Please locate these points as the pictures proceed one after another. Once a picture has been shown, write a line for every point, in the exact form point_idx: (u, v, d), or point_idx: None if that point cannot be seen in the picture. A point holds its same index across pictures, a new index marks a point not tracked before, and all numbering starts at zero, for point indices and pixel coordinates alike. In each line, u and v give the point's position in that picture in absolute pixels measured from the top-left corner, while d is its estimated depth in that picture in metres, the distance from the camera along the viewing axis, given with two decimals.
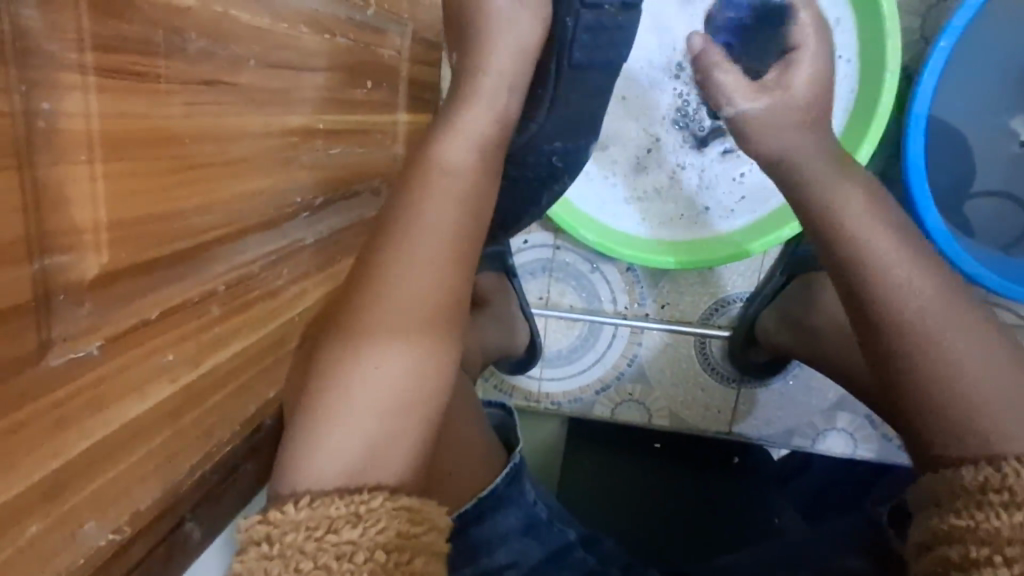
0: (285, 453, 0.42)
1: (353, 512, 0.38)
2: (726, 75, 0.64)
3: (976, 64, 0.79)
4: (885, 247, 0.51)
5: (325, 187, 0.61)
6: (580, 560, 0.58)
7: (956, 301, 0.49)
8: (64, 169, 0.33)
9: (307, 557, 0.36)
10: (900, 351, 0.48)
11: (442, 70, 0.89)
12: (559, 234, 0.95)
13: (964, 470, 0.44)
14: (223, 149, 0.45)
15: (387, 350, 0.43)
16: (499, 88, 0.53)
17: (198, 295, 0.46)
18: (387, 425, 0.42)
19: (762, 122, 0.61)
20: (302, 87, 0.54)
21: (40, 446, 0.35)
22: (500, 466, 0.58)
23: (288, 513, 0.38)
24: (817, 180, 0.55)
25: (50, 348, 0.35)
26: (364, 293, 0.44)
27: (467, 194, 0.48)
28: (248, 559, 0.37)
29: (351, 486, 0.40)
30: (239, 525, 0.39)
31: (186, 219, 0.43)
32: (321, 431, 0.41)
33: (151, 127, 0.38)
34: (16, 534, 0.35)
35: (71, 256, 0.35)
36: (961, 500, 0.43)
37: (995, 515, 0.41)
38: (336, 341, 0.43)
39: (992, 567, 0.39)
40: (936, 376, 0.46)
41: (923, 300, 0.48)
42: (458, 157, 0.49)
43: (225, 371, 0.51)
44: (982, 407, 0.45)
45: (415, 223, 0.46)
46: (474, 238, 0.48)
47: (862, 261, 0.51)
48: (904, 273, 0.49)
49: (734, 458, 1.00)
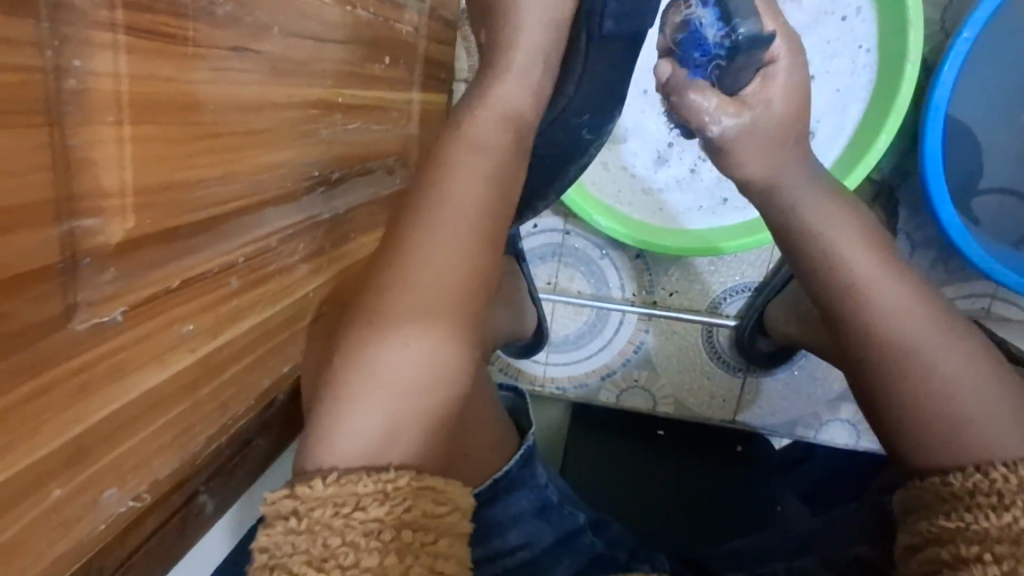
0: (310, 430, 0.41)
1: (380, 490, 0.38)
2: (692, 98, 0.56)
3: (996, 57, 0.78)
4: (865, 260, 0.51)
5: (341, 163, 0.60)
6: (589, 544, 0.58)
7: (938, 311, 0.49)
8: (91, 129, 0.33)
9: (334, 532, 0.36)
10: (888, 360, 0.49)
11: (458, 50, 0.87)
12: (569, 220, 0.94)
13: (951, 476, 0.44)
14: (247, 120, 0.45)
15: (414, 330, 0.42)
16: (533, 64, 0.54)
17: (218, 266, 0.45)
18: (413, 406, 0.41)
19: (740, 138, 0.56)
20: (323, 59, 0.53)
21: (65, 409, 0.35)
22: (513, 448, 0.58)
23: (316, 489, 0.37)
24: (804, 188, 0.55)
25: (75, 312, 0.35)
26: (392, 271, 0.44)
27: (495, 172, 0.49)
28: (274, 534, 0.37)
29: (377, 465, 0.39)
30: (265, 498, 0.38)
31: (208, 188, 0.42)
32: (347, 409, 0.41)
33: (177, 92, 0.38)
34: (40, 498, 0.35)
35: (97, 219, 0.35)
36: (949, 503, 0.44)
37: (984, 516, 0.42)
38: (362, 318, 0.43)
39: (981, 564, 0.40)
40: (930, 383, 0.47)
41: (908, 312, 0.49)
42: (487, 133, 0.50)
43: (242, 345, 0.51)
44: (974, 413, 0.46)
45: (441, 201, 0.46)
46: (501, 214, 0.48)
47: (848, 273, 0.51)
48: (887, 286, 0.50)
49: (737, 448, 0.98)
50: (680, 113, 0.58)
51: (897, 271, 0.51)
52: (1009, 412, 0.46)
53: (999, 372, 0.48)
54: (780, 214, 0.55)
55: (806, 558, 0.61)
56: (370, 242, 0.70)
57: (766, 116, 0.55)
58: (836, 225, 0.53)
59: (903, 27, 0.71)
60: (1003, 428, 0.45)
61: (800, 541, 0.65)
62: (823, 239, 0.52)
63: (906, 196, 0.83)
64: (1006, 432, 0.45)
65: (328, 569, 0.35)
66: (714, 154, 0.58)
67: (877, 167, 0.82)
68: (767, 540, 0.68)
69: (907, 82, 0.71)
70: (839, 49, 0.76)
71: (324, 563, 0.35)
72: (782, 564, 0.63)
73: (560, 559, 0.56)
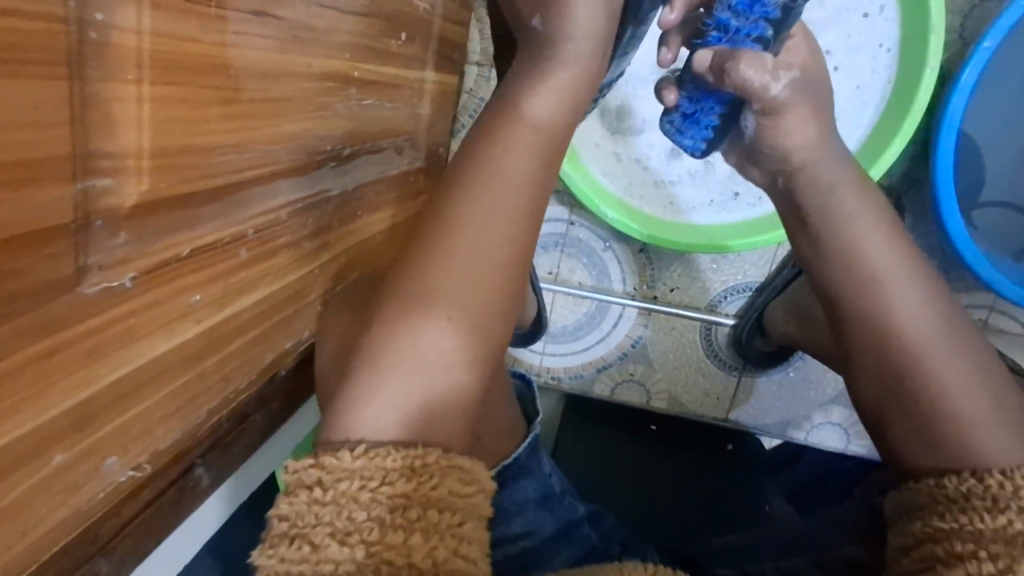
0: (339, 400, 0.41)
1: (407, 465, 0.38)
2: (750, 61, 0.55)
3: (1012, 69, 0.78)
4: (891, 258, 0.52)
5: (353, 138, 0.59)
6: (584, 536, 0.58)
7: (957, 318, 0.50)
8: (112, 86, 0.32)
9: (360, 506, 0.36)
10: (897, 361, 0.49)
11: (472, 30, 0.85)
12: (574, 210, 0.93)
13: (946, 479, 0.44)
14: (265, 87, 0.43)
15: (445, 314, 0.43)
16: (574, 49, 0.53)
17: (228, 236, 0.44)
18: (441, 385, 0.42)
19: (788, 107, 0.57)
20: (342, 30, 0.52)
21: (72, 374, 0.34)
22: (520, 437, 0.59)
23: (343, 460, 0.37)
24: (837, 186, 0.56)
25: (86, 274, 0.34)
26: (430, 251, 0.45)
27: (529, 160, 0.50)
28: (296, 502, 0.37)
29: (404, 439, 0.40)
30: (287, 466, 0.38)
31: (224, 155, 0.41)
32: (380, 379, 0.41)
33: (198, 52, 0.37)
34: (41, 464, 0.34)
35: (112, 179, 0.34)
36: (944, 505, 0.43)
37: (980, 518, 0.41)
38: (401, 291, 0.44)
39: (976, 560, 0.39)
40: (936, 384, 0.47)
41: (923, 313, 0.50)
42: (520, 120, 0.51)
43: (247, 318, 0.50)
44: (976, 417, 0.46)
45: (496, 177, 0.48)
46: (526, 197, 0.48)
47: (864, 269, 0.52)
48: (906, 285, 0.51)
49: (727, 445, 0.99)
50: (737, 84, 0.56)
51: (919, 273, 0.51)
52: (1009, 422, 0.46)
53: (1004, 382, 0.48)
54: (807, 211, 0.56)
55: (796, 558, 0.61)
56: (377, 220, 0.69)
57: (802, 81, 0.57)
58: (865, 224, 0.53)
59: (926, 30, 0.70)
60: (999, 436, 0.45)
61: (791, 540, 0.65)
62: (846, 233, 0.54)
63: (914, 204, 0.83)
64: (1006, 442, 0.45)
65: (351, 543, 0.35)
66: (762, 121, 0.58)
67: (888, 174, 0.83)
68: (757, 537, 0.69)
69: (926, 87, 0.71)
70: (860, 45, 0.76)
71: (347, 537, 0.35)
72: (771, 561, 0.63)
73: (558, 549, 0.56)
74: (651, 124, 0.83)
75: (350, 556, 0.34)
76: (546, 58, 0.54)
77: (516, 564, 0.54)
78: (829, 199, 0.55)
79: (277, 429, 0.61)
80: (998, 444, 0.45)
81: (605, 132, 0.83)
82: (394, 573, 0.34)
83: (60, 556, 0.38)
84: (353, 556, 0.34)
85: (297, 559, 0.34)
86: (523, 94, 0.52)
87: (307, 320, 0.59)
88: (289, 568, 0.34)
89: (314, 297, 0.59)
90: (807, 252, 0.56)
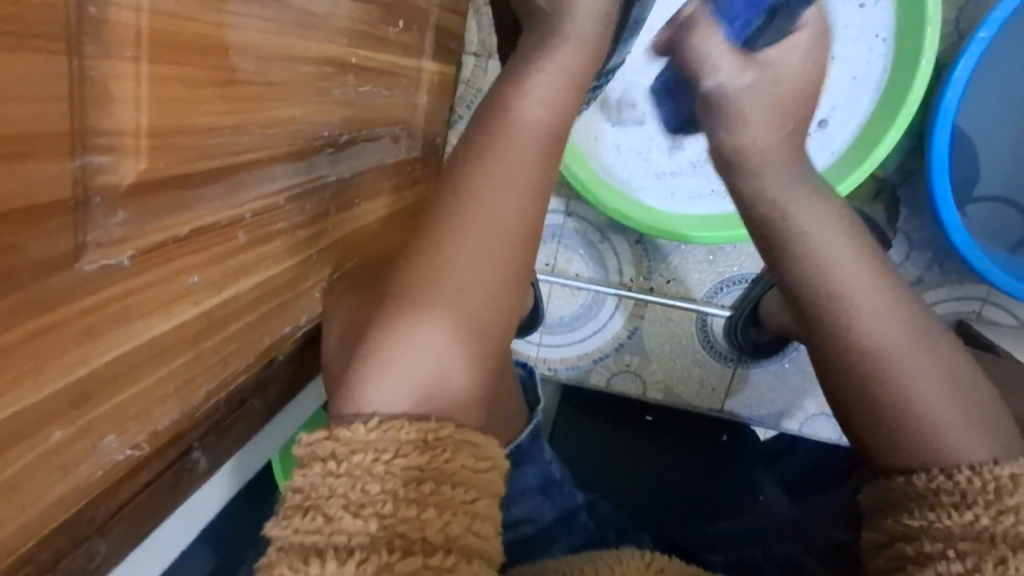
0: (349, 376, 0.42)
1: (421, 439, 0.38)
2: (707, 37, 0.65)
3: (1010, 62, 0.79)
4: (856, 276, 0.52)
5: (351, 125, 0.59)
6: (582, 524, 0.58)
7: (925, 329, 0.50)
8: (110, 63, 0.32)
9: (374, 479, 0.36)
10: (857, 371, 0.49)
11: (469, 21, 0.85)
12: (572, 201, 0.94)
13: (917, 476, 0.45)
14: (263, 69, 0.44)
15: (453, 297, 0.44)
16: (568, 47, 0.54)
17: (226, 218, 0.44)
18: (454, 365, 0.43)
19: (730, 92, 0.63)
20: (339, 14, 0.52)
21: (69, 352, 0.34)
22: (522, 424, 0.59)
23: (358, 433, 0.38)
24: (796, 211, 0.56)
25: (84, 251, 0.34)
26: (441, 232, 0.45)
27: (534, 147, 0.50)
28: (311, 474, 0.37)
29: (417, 414, 0.40)
30: (302, 439, 0.39)
31: (222, 137, 0.41)
32: (390, 354, 0.42)
33: (198, 32, 0.37)
34: (40, 440, 0.34)
35: (110, 157, 0.34)
36: (915, 502, 0.44)
37: (947, 514, 0.42)
38: (411, 272, 0.45)
39: (945, 559, 0.39)
40: (897, 395, 0.47)
41: (886, 327, 0.49)
42: (521, 108, 0.51)
43: (245, 301, 0.50)
44: (937, 424, 0.46)
45: (501, 160, 0.48)
46: (532, 183, 0.49)
47: (824, 290, 0.52)
48: (871, 301, 0.50)
49: (722, 436, 0.99)
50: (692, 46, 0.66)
51: (885, 287, 0.51)
52: (980, 423, 0.46)
53: (974, 388, 0.48)
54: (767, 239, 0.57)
55: (786, 542, 0.62)
56: (375, 207, 0.69)
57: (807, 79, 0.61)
58: (830, 246, 0.53)
59: (920, 22, 0.71)
60: (967, 436, 0.46)
61: (780, 528, 0.66)
62: (802, 254, 0.54)
63: (909, 196, 0.84)
64: (977, 442, 0.45)
65: (365, 515, 0.35)
66: (705, 103, 0.65)
67: (883, 166, 0.83)
68: (750, 523, 0.70)
69: (921, 80, 0.72)
70: (856, 35, 0.76)
71: (361, 509, 0.35)
72: (762, 547, 0.64)
73: (557, 537, 0.56)
74: (652, 115, 0.83)
75: (364, 528, 0.35)
76: (546, 50, 0.54)
77: (517, 549, 0.55)
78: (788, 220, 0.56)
79: (275, 415, 0.62)
80: (967, 446, 0.45)
81: (606, 124, 0.84)
82: (407, 546, 0.34)
83: (57, 535, 0.39)
84: (367, 528, 0.35)
85: (312, 530, 0.35)
86: (522, 79, 0.52)
87: (304, 306, 0.59)
88: (303, 539, 0.35)
89: (311, 283, 0.59)
90: (777, 271, 0.56)
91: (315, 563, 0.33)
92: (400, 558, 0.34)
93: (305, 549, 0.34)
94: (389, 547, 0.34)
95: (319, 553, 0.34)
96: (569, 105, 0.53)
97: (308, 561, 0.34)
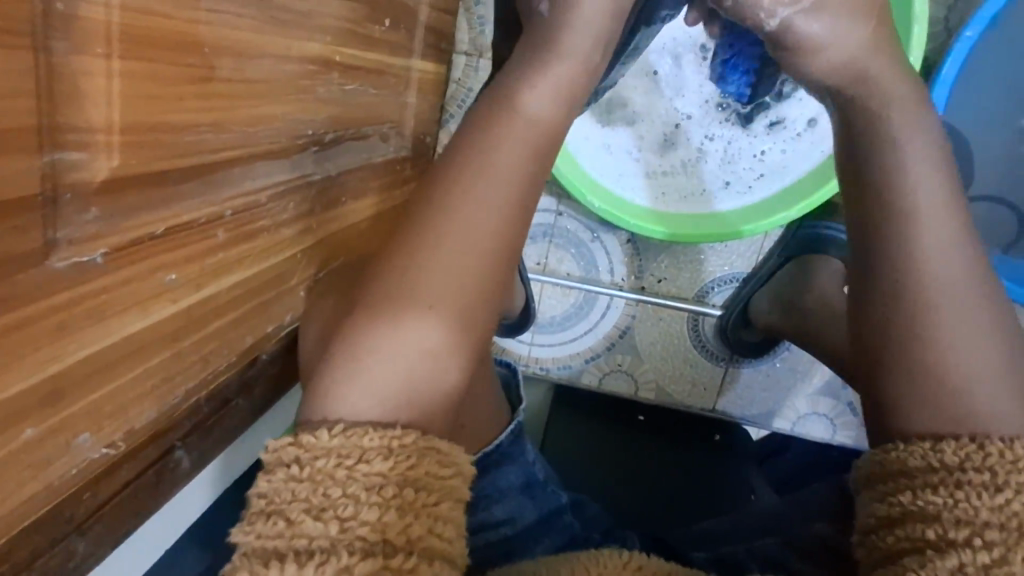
0: (321, 380, 0.42)
1: (385, 445, 0.38)
2: None
3: (1001, 62, 0.79)
4: (930, 205, 0.47)
5: (336, 124, 0.59)
6: (566, 524, 0.58)
7: (979, 280, 0.46)
8: (80, 59, 0.32)
9: (336, 483, 0.36)
10: (902, 313, 0.45)
11: (459, 20, 0.84)
12: (563, 200, 0.94)
13: (944, 443, 0.41)
14: (241, 66, 0.43)
15: (429, 298, 0.44)
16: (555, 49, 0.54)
17: (204, 217, 0.44)
18: (425, 369, 0.43)
19: (803, 30, 0.51)
20: (322, 11, 0.52)
21: (38, 350, 0.34)
22: (503, 423, 0.59)
23: (321, 439, 0.38)
24: (893, 126, 0.49)
25: (55, 249, 0.34)
26: (416, 235, 0.45)
27: (517, 148, 0.49)
28: (274, 480, 0.37)
29: (385, 421, 0.40)
30: (268, 444, 0.39)
31: (200, 134, 0.41)
32: (364, 356, 0.42)
33: (171, 28, 0.37)
34: (12, 436, 0.34)
35: (82, 154, 0.34)
36: (938, 476, 0.41)
37: (976, 495, 0.39)
38: (389, 274, 0.44)
39: (969, 548, 0.37)
40: (936, 343, 0.44)
41: (945, 266, 0.46)
42: (509, 111, 0.50)
43: (226, 300, 0.50)
44: (964, 384, 0.43)
45: (481, 162, 0.48)
46: (516, 183, 0.48)
47: (895, 214, 0.47)
48: (938, 235, 0.46)
49: (715, 436, 0.98)
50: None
51: (956, 224, 0.47)
52: (1013, 388, 0.43)
53: (1016, 350, 0.45)
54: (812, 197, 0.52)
55: (769, 539, 0.62)
56: (362, 206, 0.69)
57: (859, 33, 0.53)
58: (919, 166, 0.48)
59: (908, 22, 0.71)
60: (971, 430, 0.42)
61: (765, 525, 0.66)
62: (883, 171, 0.48)
63: None
64: (992, 420, 0.42)
65: (326, 518, 0.35)
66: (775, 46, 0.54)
67: None
68: (738, 522, 0.69)
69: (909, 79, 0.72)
70: None
71: (323, 512, 0.35)
72: (745, 543, 0.64)
73: (540, 538, 0.56)
74: (642, 113, 0.83)
75: (324, 532, 0.35)
76: (530, 52, 0.54)
77: (497, 549, 0.55)
78: (877, 135, 0.50)
79: (261, 414, 0.61)
80: (973, 424, 0.42)
81: (597, 124, 0.84)
82: (367, 549, 0.34)
83: (32, 533, 0.39)
84: (327, 532, 0.35)
85: (273, 534, 0.35)
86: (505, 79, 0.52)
87: (288, 305, 0.59)
88: (265, 543, 0.35)
89: (295, 282, 0.59)
90: (851, 189, 0.51)
91: (274, 567, 0.33)
92: (359, 560, 0.34)
93: (266, 553, 0.34)
94: (349, 549, 0.34)
95: (280, 557, 0.34)
96: (562, 110, 0.53)
97: (267, 565, 0.34)
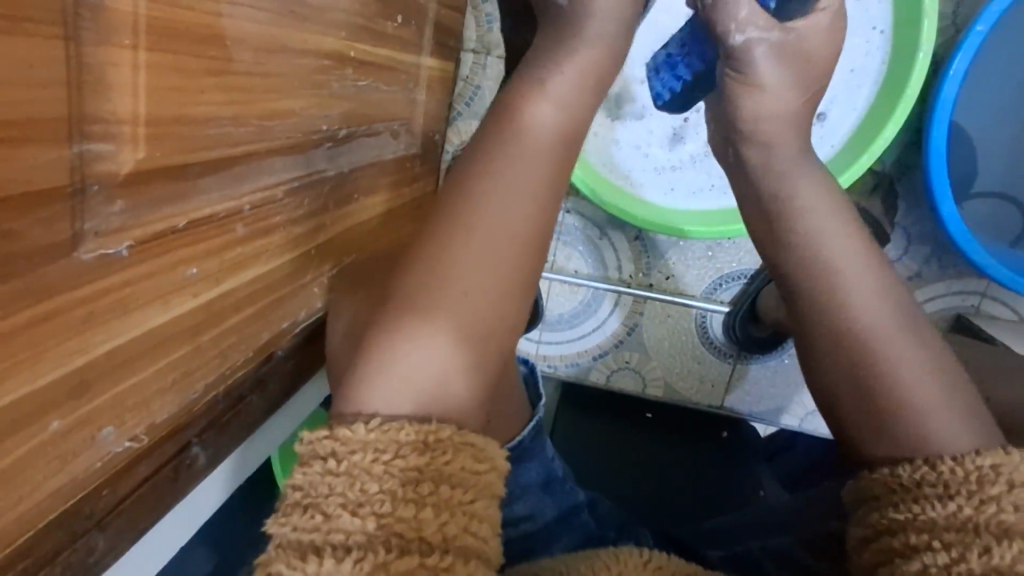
0: (351, 375, 0.42)
1: (421, 440, 0.38)
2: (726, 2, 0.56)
3: (1012, 56, 0.79)
4: (846, 252, 0.49)
5: (349, 120, 0.59)
6: (583, 522, 0.58)
7: (913, 309, 0.47)
8: (107, 50, 0.32)
9: (373, 478, 0.36)
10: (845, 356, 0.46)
11: (466, 19, 0.84)
12: (571, 198, 0.94)
13: (900, 468, 0.41)
14: (261, 61, 0.44)
15: (449, 292, 0.43)
16: (571, 45, 0.54)
17: (224, 211, 0.44)
18: (453, 361, 0.42)
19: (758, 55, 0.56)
20: (337, 7, 0.52)
21: (66, 340, 0.34)
22: (525, 421, 0.58)
23: (358, 432, 0.37)
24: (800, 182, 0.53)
25: (82, 241, 0.34)
26: (444, 227, 0.45)
27: (537, 144, 0.49)
28: (310, 472, 0.37)
29: (419, 415, 0.40)
30: (302, 437, 0.39)
31: (221, 127, 0.42)
32: (393, 351, 0.42)
33: (193, 20, 0.37)
34: (38, 429, 0.34)
35: (108, 146, 0.34)
36: (899, 495, 0.40)
37: (931, 506, 0.38)
38: (412, 269, 0.44)
39: (930, 551, 0.36)
40: (888, 372, 0.44)
41: (874, 311, 0.46)
42: (528, 107, 0.50)
43: (243, 295, 0.50)
44: (927, 404, 0.43)
45: (503, 158, 0.48)
46: (539, 178, 0.48)
47: (823, 267, 0.49)
48: (862, 275, 0.48)
49: (723, 433, 0.98)
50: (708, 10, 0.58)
51: (877, 274, 0.48)
52: (962, 416, 0.43)
53: (958, 384, 0.44)
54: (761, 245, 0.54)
55: (782, 536, 0.62)
56: (373, 202, 0.69)
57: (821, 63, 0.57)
58: (826, 216, 0.50)
59: (917, 16, 0.71)
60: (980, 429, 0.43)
61: (777, 521, 0.65)
62: (798, 229, 0.51)
63: (906, 190, 0.83)
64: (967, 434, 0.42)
65: (363, 514, 0.35)
66: (726, 64, 0.57)
67: (880, 161, 0.83)
68: (750, 518, 0.69)
69: (918, 74, 0.72)
70: (852, 27, 0.76)
71: (359, 508, 0.35)
72: (757, 541, 0.63)
73: (559, 535, 0.56)
74: (651, 108, 0.83)
75: (361, 527, 0.35)
76: (543, 51, 0.54)
77: (518, 547, 0.55)
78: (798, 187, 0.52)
79: (275, 411, 0.61)
80: (972, 427, 0.42)
81: (605, 120, 0.84)
82: (403, 546, 0.34)
83: (54, 528, 0.38)
84: (364, 527, 0.35)
85: (309, 527, 0.35)
86: (519, 77, 0.53)
87: (302, 301, 0.59)
88: (302, 536, 0.35)
89: (309, 279, 0.59)
90: (770, 252, 0.53)
91: (312, 561, 0.33)
92: (396, 558, 0.34)
93: (301, 546, 0.34)
94: (386, 546, 0.34)
95: (316, 551, 0.34)
96: (584, 108, 0.53)
97: (304, 559, 0.33)
